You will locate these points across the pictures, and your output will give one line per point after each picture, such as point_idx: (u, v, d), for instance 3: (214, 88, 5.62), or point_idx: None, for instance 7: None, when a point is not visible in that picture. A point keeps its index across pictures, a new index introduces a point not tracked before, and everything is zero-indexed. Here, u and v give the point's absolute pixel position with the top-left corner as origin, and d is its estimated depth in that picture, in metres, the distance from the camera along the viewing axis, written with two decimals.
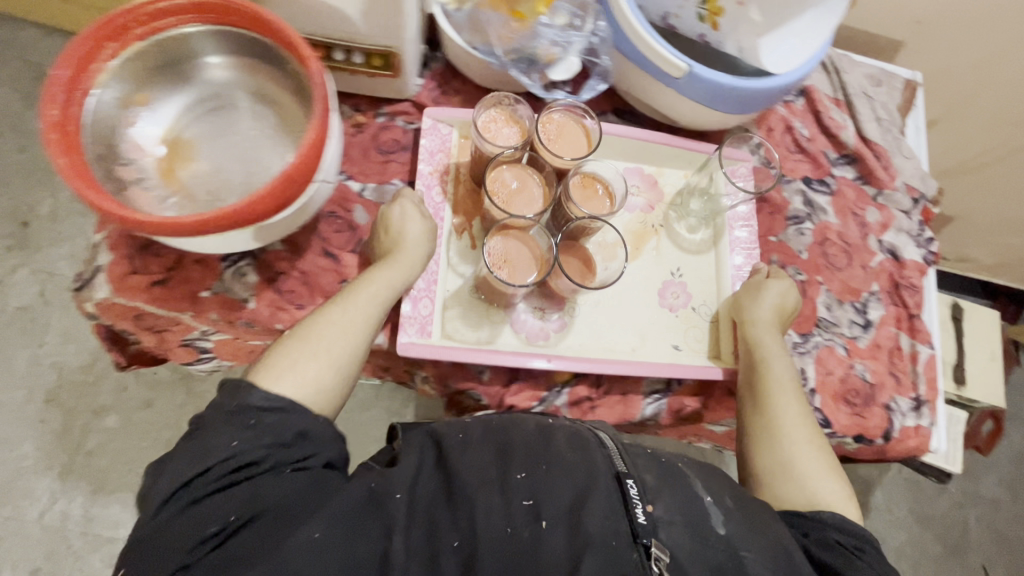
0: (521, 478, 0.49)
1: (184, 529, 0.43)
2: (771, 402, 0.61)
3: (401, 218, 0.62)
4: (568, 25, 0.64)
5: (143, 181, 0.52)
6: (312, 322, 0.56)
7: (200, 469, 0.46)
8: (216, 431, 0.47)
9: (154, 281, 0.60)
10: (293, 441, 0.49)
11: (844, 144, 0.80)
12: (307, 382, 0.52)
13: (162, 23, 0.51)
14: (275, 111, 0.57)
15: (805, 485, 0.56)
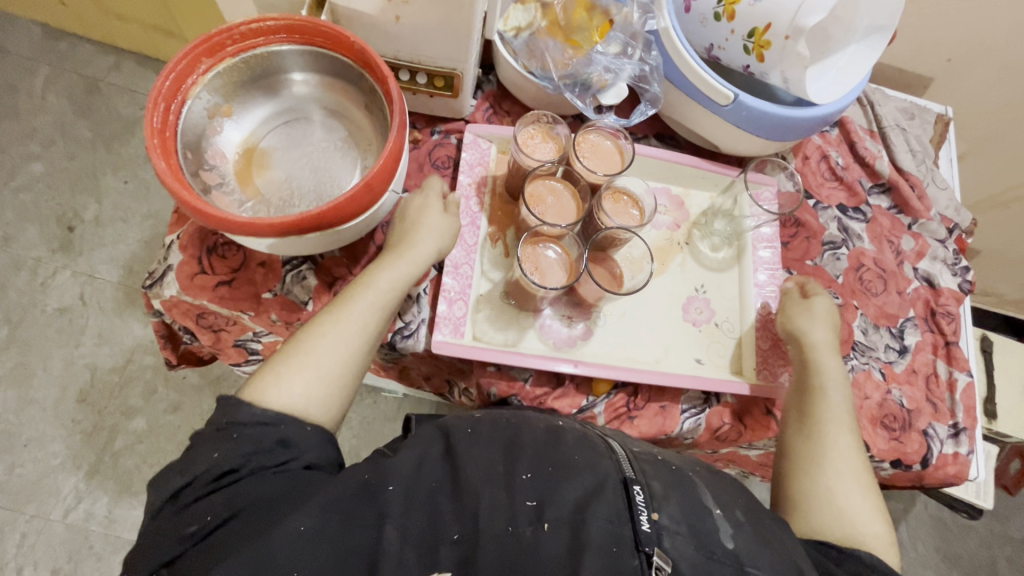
0: (527, 478, 0.49)
1: (173, 531, 0.45)
2: (824, 432, 0.60)
3: (418, 209, 0.63)
4: (619, 53, 0.68)
5: (224, 185, 0.56)
6: (306, 336, 0.56)
7: (188, 478, 0.47)
8: (213, 439, 0.49)
9: (220, 281, 0.63)
10: (282, 448, 0.49)
11: (879, 174, 0.83)
12: (302, 391, 0.52)
13: (252, 41, 0.55)
14: (346, 125, 0.61)
15: (846, 519, 0.56)
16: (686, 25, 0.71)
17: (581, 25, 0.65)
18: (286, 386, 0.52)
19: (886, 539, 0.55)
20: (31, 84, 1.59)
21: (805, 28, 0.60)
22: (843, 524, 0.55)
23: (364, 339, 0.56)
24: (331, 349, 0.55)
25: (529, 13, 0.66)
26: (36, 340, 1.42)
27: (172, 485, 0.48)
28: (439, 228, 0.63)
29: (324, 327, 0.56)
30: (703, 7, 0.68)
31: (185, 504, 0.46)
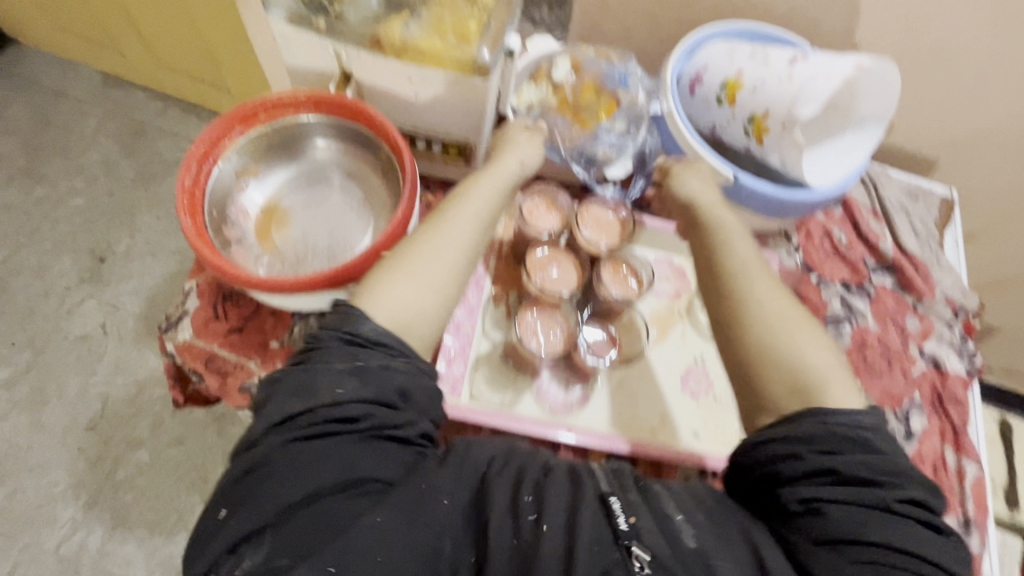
0: (529, 500, 0.49)
1: (284, 484, 0.44)
2: (722, 259, 0.62)
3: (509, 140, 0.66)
4: (627, 130, 0.72)
5: (243, 241, 0.60)
6: (411, 246, 0.56)
7: (308, 406, 0.46)
8: (329, 355, 0.48)
9: (233, 328, 0.66)
10: (398, 402, 0.49)
11: (883, 254, 0.83)
12: (402, 298, 0.53)
13: (282, 112, 0.60)
14: (363, 188, 0.65)
15: (792, 368, 0.54)
16: (690, 106, 0.76)
17: (590, 102, 0.72)
18: (387, 297, 0.52)
19: (830, 364, 0.55)
20: (84, 126, 1.72)
21: (801, 118, 0.63)
22: (795, 377, 0.54)
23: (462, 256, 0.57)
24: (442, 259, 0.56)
25: (541, 91, 0.72)
26: (55, 366, 1.46)
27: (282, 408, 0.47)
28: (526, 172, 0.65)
29: (425, 240, 0.56)
30: (706, 93, 0.73)
31: (277, 449, 0.45)
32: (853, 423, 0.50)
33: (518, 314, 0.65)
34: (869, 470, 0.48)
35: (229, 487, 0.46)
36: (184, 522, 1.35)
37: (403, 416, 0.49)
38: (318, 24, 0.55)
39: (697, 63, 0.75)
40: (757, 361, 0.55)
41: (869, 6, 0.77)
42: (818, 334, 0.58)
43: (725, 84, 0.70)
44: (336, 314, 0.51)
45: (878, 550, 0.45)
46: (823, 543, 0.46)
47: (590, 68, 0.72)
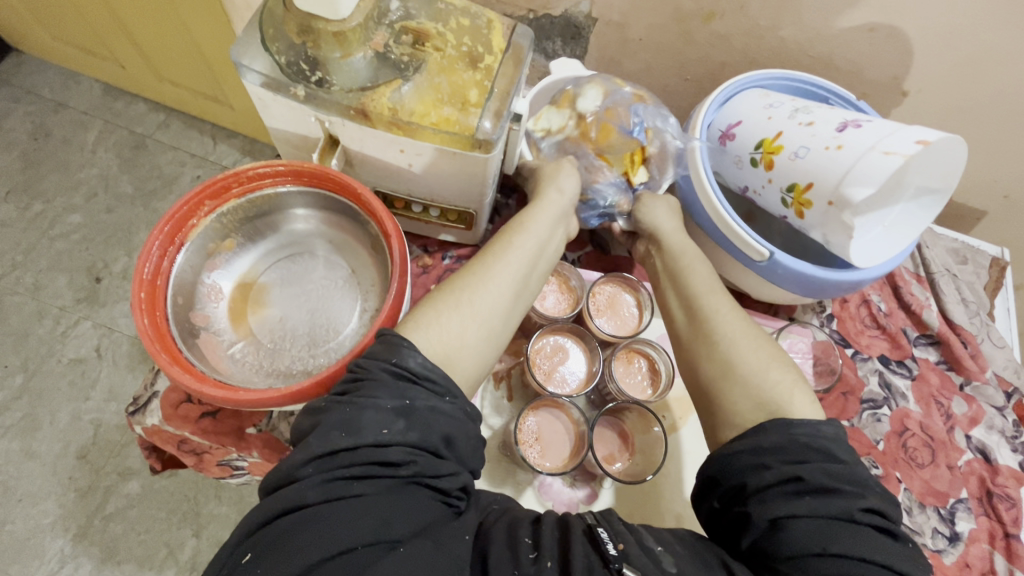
0: (530, 541, 0.42)
1: (312, 537, 0.36)
2: (682, 278, 0.58)
3: (557, 172, 0.63)
4: (647, 180, 0.67)
5: (214, 327, 0.54)
6: (461, 281, 0.51)
7: (352, 442, 0.40)
8: (376, 389, 0.42)
9: (205, 412, 0.60)
10: (443, 450, 0.42)
11: (927, 325, 0.75)
12: (457, 337, 0.47)
13: (259, 183, 0.54)
14: (350, 262, 0.58)
15: (754, 383, 0.48)
16: (719, 162, 0.69)
17: (614, 141, 0.65)
18: (438, 329, 0.47)
19: (791, 380, 0.48)
20: (82, 138, 1.53)
21: (850, 199, 0.55)
22: (756, 394, 0.47)
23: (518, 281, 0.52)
24: (497, 293, 0.50)
25: (562, 117, 0.67)
26: (46, 392, 1.29)
27: (321, 445, 0.40)
28: (569, 197, 0.61)
29: (475, 274, 0.51)
30: (738, 151, 0.66)
31: (309, 486, 0.38)
32: (817, 432, 0.44)
33: (518, 416, 0.59)
34: (833, 478, 0.41)
35: (254, 531, 0.38)
36: (174, 558, 1.18)
37: (447, 465, 0.42)
38: (297, 91, 0.48)
39: (730, 116, 0.67)
40: (715, 381, 0.50)
41: (925, 59, 0.68)
42: (779, 352, 0.51)
43: (761, 145, 0.63)
44: (381, 344, 0.45)
45: (849, 566, 0.38)
46: (793, 562, 0.39)
47: (619, 102, 0.65)
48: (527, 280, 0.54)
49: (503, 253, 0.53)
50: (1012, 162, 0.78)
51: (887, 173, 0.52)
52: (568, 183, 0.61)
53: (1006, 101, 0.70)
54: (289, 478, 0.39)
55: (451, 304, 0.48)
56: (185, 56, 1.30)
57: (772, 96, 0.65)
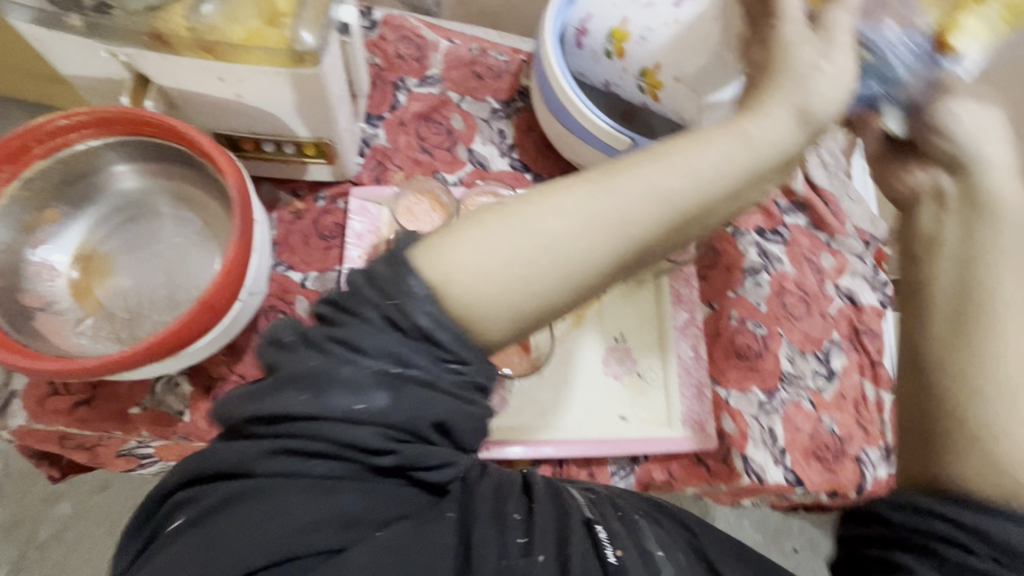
0: (518, 519, 0.42)
1: (263, 528, 0.33)
2: (981, 265, 0.37)
3: (807, 44, 0.39)
4: (968, 54, 0.43)
5: (52, 306, 0.49)
6: (534, 202, 0.35)
7: (314, 413, 0.33)
8: (361, 339, 0.33)
9: (78, 402, 0.56)
10: (433, 435, 0.35)
11: (794, 192, 0.80)
12: (479, 273, 0.34)
13: (64, 139, 0.47)
14: (198, 213, 0.54)
15: (1008, 446, 0.35)
16: (580, 61, 0.67)
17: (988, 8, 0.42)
18: (464, 244, 0.34)
19: None
20: None
21: (693, 70, 0.57)
22: (1002, 458, 0.34)
23: (616, 235, 0.35)
24: (552, 232, 0.34)
25: None
26: None
27: (267, 407, 0.34)
28: (810, 91, 0.38)
29: (551, 199, 0.35)
30: (593, 46, 0.64)
31: (258, 455, 0.34)
32: None
33: None
34: None
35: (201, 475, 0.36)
36: None
37: (439, 455, 0.36)
38: (72, 22, 0.43)
39: (581, 11, 0.65)
40: (959, 408, 0.35)
41: None
42: None
43: (611, 35, 0.61)
44: (386, 269, 0.34)
45: None
46: None
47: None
48: (641, 255, 0.37)
49: (616, 185, 0.35)
50: None
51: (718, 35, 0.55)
52: (819, 107, 0.38)
53: None
54: (240, 431, 0.35)
55: (493, 220, 0.35)
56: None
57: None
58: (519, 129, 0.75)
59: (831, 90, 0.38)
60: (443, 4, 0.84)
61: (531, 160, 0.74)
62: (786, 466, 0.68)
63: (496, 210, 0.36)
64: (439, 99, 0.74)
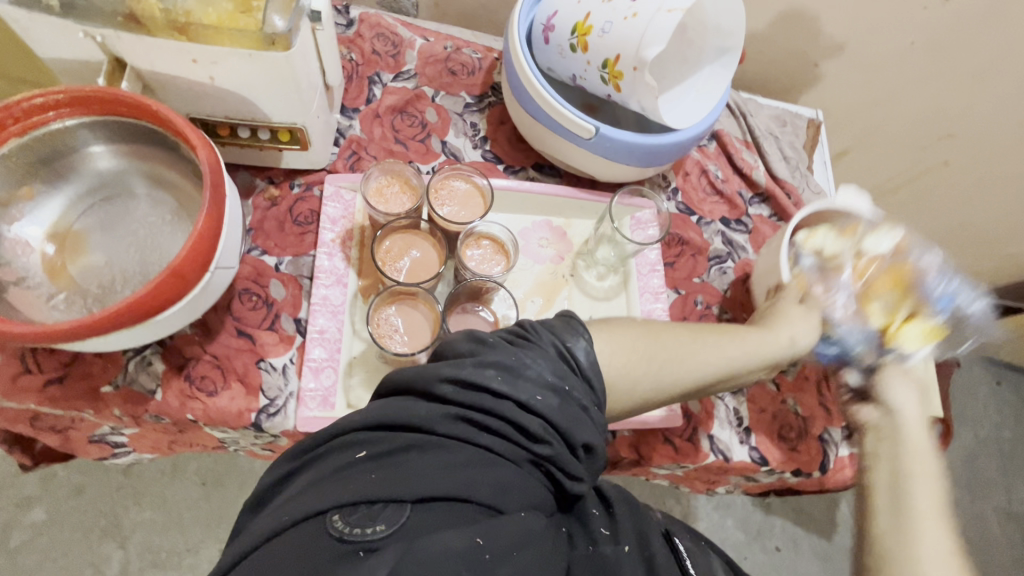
0: (606, 533, 0.42)
1: (426, 470, 0.34)
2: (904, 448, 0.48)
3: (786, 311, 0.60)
4: (904, 349, 0.60)
5: (25, 280, 0.50)
6: (665, 329, 0.51)
7: (505, 393, 0.38)
8: (537, 357, 0.41)
9: (49, 381, 0.56)
10: (578, 451, 0.40)
11: (757, 184, 0.83)
12: (624, 375, 0.46)
13: (41, 117, 0.49)
14: (173, 194, 0.55)
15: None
16: (547, 56, 0.70)
17: (884, 297, 0.65)
18: (614, 341, 0.47)
19: None
20: None
21: (649, 60, 0.60)
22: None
23: (704, 371, 0.51)
24: (680, 356, 0.50)
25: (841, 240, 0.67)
26: None
27: (467, 378, 0.38)
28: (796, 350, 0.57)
29: (681, 335, 0.51)
30: (558, 40, 0.67)
31: (441, 416, 0.36)
32: None
33: (376, 308, 0.62)
34: None
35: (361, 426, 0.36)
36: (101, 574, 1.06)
37: (576, 467, 0.40)
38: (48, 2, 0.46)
39: (548, 9, 0.69)
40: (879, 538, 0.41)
41: None
42: None
43: (575, 30, 0.65)
44: (560, 322, 0.44)
45: None
46: None
47: (914, 260, 0.66)
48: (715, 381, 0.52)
49: (710, 345, 0.52)
50: (810, 32, 0.85)
51: (672, 28, 0.58)
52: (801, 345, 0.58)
53: None
54: (431, 390, 0.37)
55: (640, 330, 0.49)
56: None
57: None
58: (491, 122, 0.78)
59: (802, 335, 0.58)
60: (420, 7, 0.86)
61: (503, 151, 0.77)
62: (750, 446, 0.70)
63: (641, 326, 0.50)
64: (414, 93, 0.76)
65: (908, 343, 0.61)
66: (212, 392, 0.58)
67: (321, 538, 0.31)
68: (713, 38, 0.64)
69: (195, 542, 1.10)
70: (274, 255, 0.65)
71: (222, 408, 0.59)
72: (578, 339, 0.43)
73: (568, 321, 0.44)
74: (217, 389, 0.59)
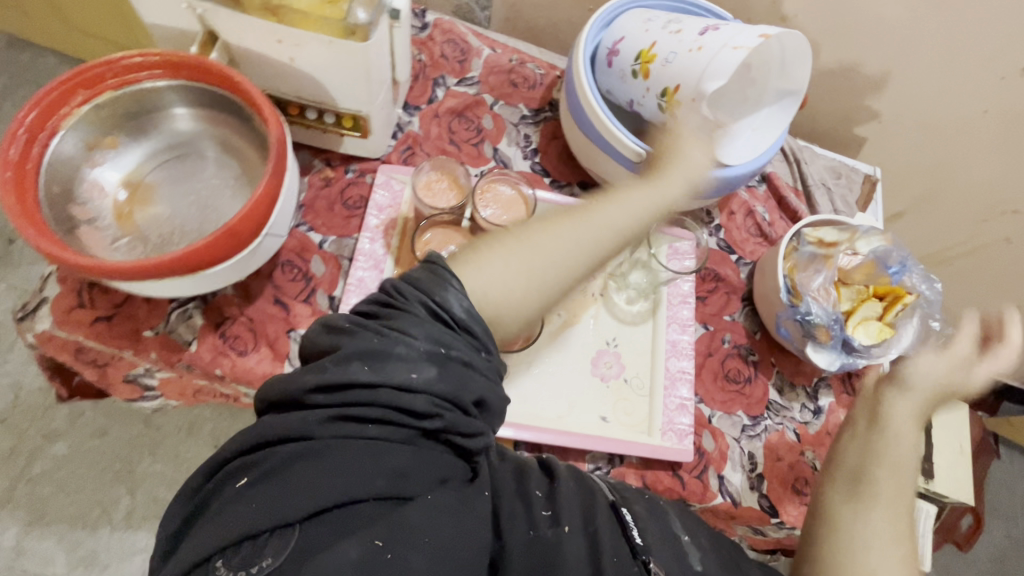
0: (547, 515, 0.46)
1: (303, 488, 0.36)
2: (885, 450, 0.53)
3: (680, 143, 0.60)
4: (861, 341, 0.69)
5: (96, 221, 0.54)
6: (529, 232, 0.48)
7: (371, 380, 0.38)
8: (408, 328, 0.40)
9: (99, 317, 0.60)
10: (473, 409, 0.40)
11: None
12: (494, 282, 0.45)
13: (136, 75, 0.53)
14: (238, 160, 0.59)
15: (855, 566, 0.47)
16: (608, 79, 0.71)
17: (858, 290, 0.71)
18: (480, 269, 0.45)
19: None
20: None
21: (708, 93, 0.61)
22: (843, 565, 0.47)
23: (573, 265, 0.48)
24: (554, 258, 0.47)
25: (839, 234, 0.72)
26: None
27: (328, 375, 0.38)
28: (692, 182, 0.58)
29: (545, 228, 0.48)
30: (620, 66, 0.69)
31: (314, 422, 0.37)
32: None
33: None
34: None
35: (237, 455, 0.39)
36: (108, 516, 1.10)
37: (475, 425, 0.40)
38: None
39: (615, 34, 0.70)
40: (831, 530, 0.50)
41: None
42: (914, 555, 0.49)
43: (639, 56, 0.66)
44: (424, 273, 0.42)
45: None
46: None
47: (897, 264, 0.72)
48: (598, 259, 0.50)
49: (597, 211, 0.51)
50: (879, 88, 0.84)
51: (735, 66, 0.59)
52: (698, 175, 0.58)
53: (867, 26, 0.76)
54: (302, 402, 0.38)
55: (508, 246, 0.47)
56: (65, 25, 1.14)
57: (648, 13, 0.70)
58: (544, 136, 0.80)
59: (697, 160, 0.59)
60: (493, 20, 0.90)
61: (551, 166, 0.79)
62: (760, 493, 0.68)
63: (505, 236, 0.47)
64: (474, 99, 0.79)
65: (863, 334, 0.69)
66: (243, 352, 0.61)
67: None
68: (777, 82, 0.65)
69: None
70: (322, 233, 0.68)
71: (249, 368, 0.61)
72: (437, 261, 0.44)
73: (427, 258, 0.44)
74: (247, 350, 0.62)
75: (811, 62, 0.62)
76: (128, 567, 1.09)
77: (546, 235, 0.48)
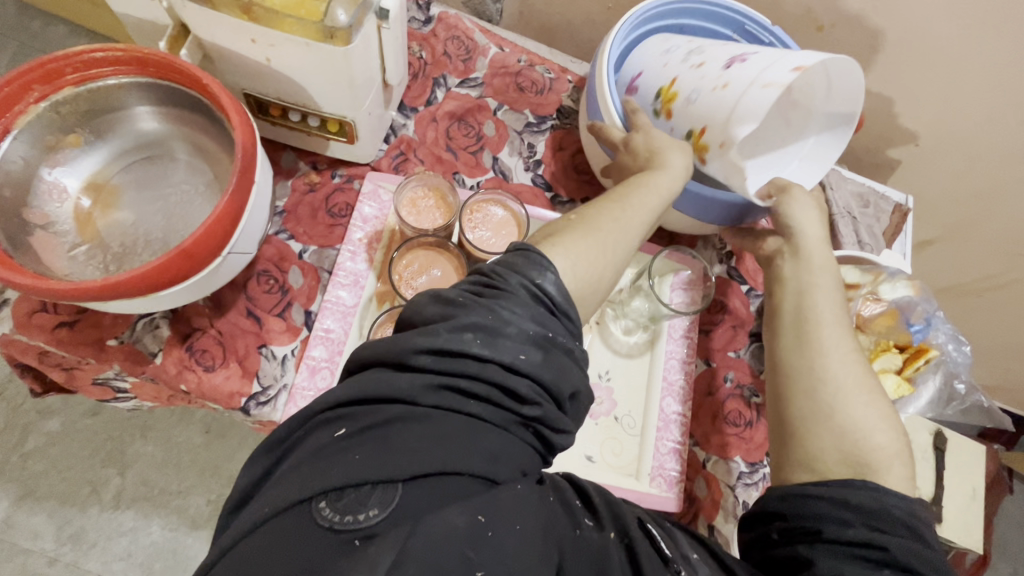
0: (592, 524, 0.39)
1: (408, 445, 0.33)
2: (809, 307, 0.54)
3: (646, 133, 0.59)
4: None
5: (54, 226, 0.50)
6: (588, 211, 0.51)
7: (487, 351, 0.37)
8: (515, 306, 0.39)
9: (62, 323, 0.57)
10: (565, 401, 0.40)
11: None
12: (579, 267, 0.46)
13: (98, 71, 0.49)
14: (211, 164, 0.55)
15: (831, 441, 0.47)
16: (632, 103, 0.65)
17: (874, 337, 0.67)
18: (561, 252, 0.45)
19: (893, 441, 0.48)
20: None
21: (738, 138, 0.53)
22: (818, 448, 0.47)
23: (628, 235, 0.51)
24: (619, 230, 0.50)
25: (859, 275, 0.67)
26: None
27: (441, 342, 0.37)
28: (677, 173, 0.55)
29: (608, 210, 0.51)
30: (641, 101, 0.63)
31: (420, 387, 0.35)
32: None
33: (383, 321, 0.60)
34: None
35: (330, 410, 0.36)
36: (97, 496, 1.09)
37: (564, 418, 0.39)
38: None
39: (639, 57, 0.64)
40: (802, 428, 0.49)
41: None
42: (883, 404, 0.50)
43: (660, 94, 0.60)
44: (521, 257, 0.43)
45: None
46: None
47: (913, 309, 0.68)
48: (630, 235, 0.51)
49: (626, 196, 0.53)
50: (921, 109, 0.76)
51: (766, 106, 0.51)
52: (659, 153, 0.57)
53: (915, 41, 0.68)
54: (409, 365, 0.36)
55: (584, 231, 0.48)
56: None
57: (672, 41, 0.63)
58: (550, 147, 0.75)
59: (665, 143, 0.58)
60: (504, 13, 0.84)
61: (554, 179, 0.73)
62: None
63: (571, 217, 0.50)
64: (476, 103, 0.74)
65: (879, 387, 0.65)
66: (210, 367, 0.58)
67: (311, 527, 0.30)
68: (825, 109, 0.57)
69: (187, 486, 1.12)
70: (304, 244, 0.64)
71: (215, 385, 0.58)
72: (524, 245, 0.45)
73: (514, 244, 0.44)
74: (215, 366, 0.58)
75: (863, 79, 0.52)
76: (115, 547, 1.08)
77: (604, 210, 0.51)
